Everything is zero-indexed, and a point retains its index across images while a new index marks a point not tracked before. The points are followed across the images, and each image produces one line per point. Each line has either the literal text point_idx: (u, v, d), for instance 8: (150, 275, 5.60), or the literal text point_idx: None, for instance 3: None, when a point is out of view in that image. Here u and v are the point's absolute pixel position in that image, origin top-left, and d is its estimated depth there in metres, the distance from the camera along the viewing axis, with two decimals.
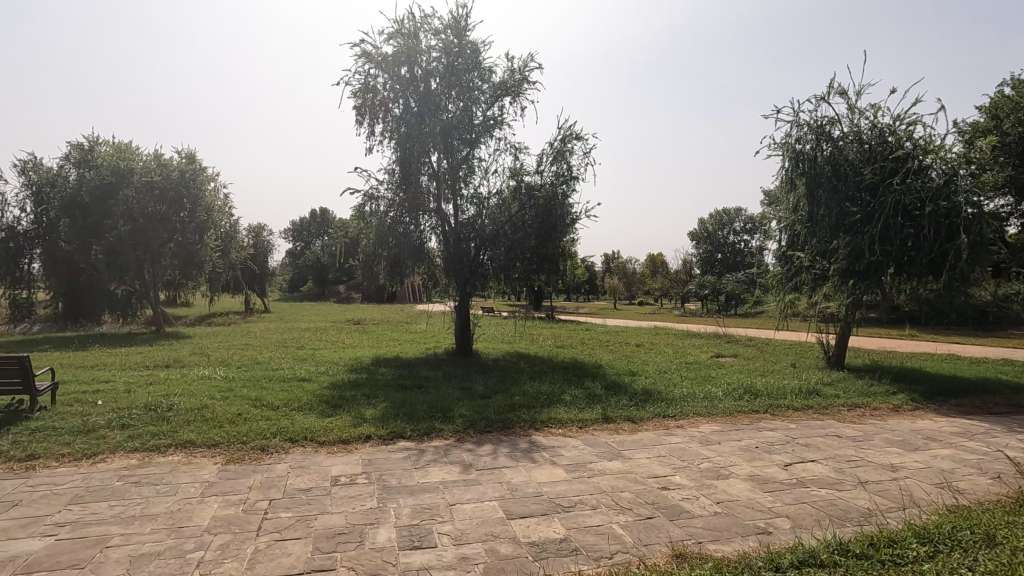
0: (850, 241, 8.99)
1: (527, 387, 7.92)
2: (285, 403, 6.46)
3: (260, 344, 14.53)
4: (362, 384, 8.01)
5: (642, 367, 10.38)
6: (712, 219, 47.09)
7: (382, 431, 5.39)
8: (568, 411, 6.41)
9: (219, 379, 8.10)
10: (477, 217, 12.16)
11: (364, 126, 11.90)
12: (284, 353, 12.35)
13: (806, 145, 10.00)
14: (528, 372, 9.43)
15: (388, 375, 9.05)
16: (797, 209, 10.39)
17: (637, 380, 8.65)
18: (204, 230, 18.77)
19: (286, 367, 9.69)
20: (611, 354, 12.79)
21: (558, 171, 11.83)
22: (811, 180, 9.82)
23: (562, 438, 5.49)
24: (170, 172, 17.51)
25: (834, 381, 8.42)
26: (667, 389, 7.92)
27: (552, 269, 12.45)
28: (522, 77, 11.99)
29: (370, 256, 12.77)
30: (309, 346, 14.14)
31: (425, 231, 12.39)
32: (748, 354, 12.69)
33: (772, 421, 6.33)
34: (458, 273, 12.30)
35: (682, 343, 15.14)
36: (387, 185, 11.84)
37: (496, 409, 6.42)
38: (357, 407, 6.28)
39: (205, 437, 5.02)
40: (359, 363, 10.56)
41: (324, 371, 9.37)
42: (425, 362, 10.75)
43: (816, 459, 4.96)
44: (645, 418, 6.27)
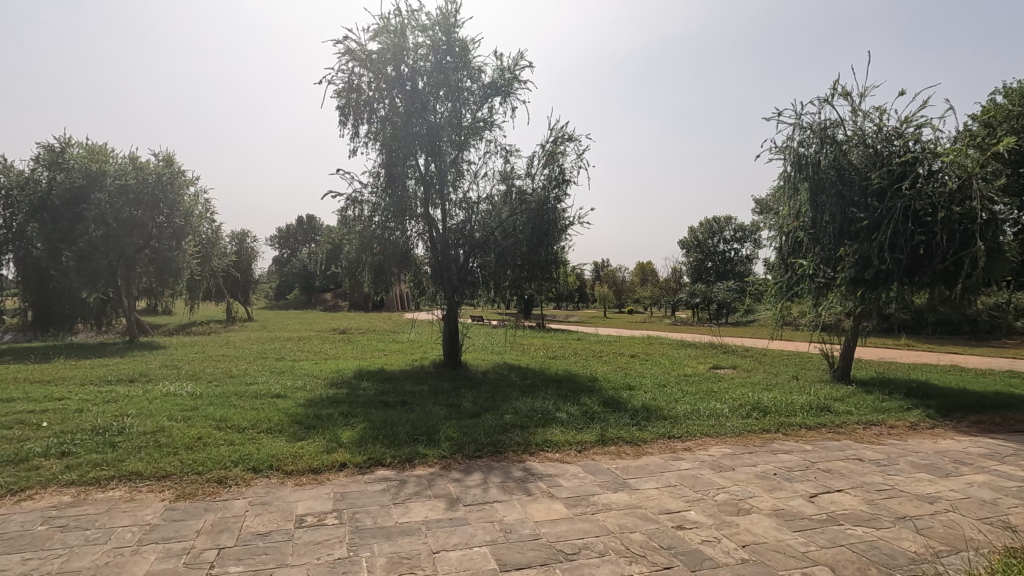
0: (857, 249, 8.58)
1: (519, 404, 7.36)
2: (253, 424, 5.86)
3: (238, 355, 13.83)
4: (341, 401, 7.43)
5: (640, 381, 9.85)
6: (701, 227, 46.95)
7: (359, 457, 4.81)
8: (565, 432, 5.87)
9: (186, 396, 7.44)
10: (466, 222, 11.62)
11: (347, 127, 11.36)
12: (261, 365, 11.70)
13: (808, 148, 9.62)
14: (520, 386, 8.86)
15: (370, 391, 8.46)
16: (799, 215, 10.00)
17: (635, 395, 8.16)
18: (181, 236, 18.02)
19: (261, 381, 9.07)
20: (605, 366, 12.28)
21: (550, 174, 11.33)
22: (814, 185, 9.44)
23: (561, 464, 4.94)
24: (146, 176, 16.74)
25: (844, 396, 7.95)
26: (668, 405, 7.43)
27: (544, 276, 11.94)
28: (512, 76, 11.56)
29: (353, 264, 12.19)
30: (289, 358, 13.47)
31: (412, 237, 11.85)
32: (746, 365, 12.25)
33: (786, 442, 5.84)
34: (446, 281, 11.75)
35: (678, 353, 14.69)
36: (372, 189, 11.28)
37: (486, 430, 5.86)
38: (333, 429, 5.69)
39: (155, 467, 4.41)
40: (341, 377, 9.94)
41: (302, 386, 8.76)
42: (411, 375, 10.17)
43: (844, 488, 4.45)
44: (649, 439, 5.76)
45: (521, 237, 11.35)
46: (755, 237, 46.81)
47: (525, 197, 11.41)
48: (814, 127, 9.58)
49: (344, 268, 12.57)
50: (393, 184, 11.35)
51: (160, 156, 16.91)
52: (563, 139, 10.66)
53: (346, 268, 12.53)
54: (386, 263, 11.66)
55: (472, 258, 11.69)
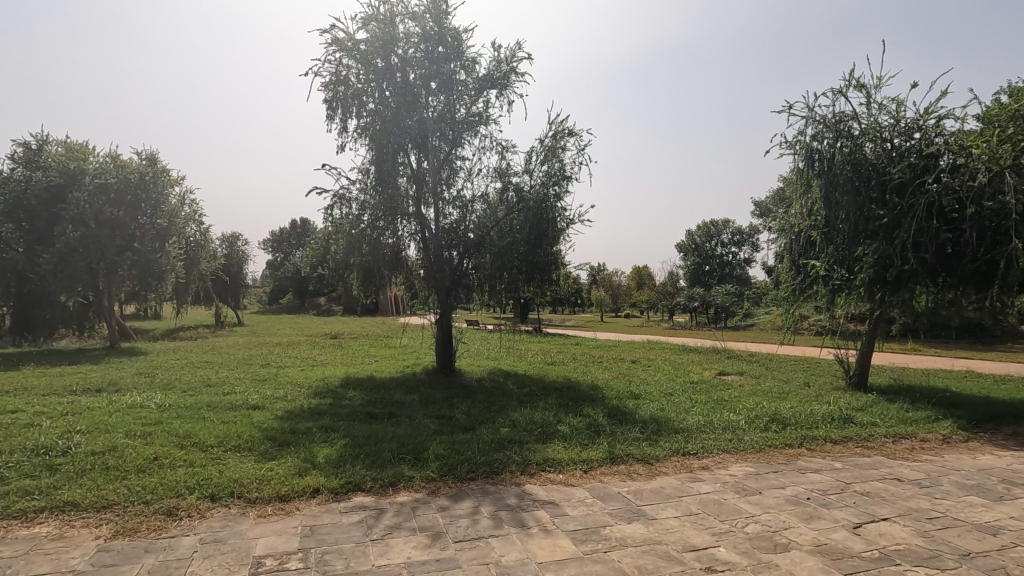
0: (878, 248, 8.05)
1: (517, 415, 6.78)
2: (221, 440, 5.24)
3: (222, 362, 13.17)
4: (324, 412, 6.83)
5: (645, 389, 9.28)
6: (700, 231, 46.59)
7: (335, 480, 4.22)
8: (568, 448, 5.29)
9: (153, 408, 6.82)
10: (461, 222, 11.06)
11: (334, 122, 10.80)
12: (244, 372, 11.05)
13: (821, 143, 9.09)
14: (517, 395, 8.27)
15: (356, 401, 7.86)
16: (813, 213, 9.47)
17: (642, 405, 7.58)
18: (163, 237, 17.39)
19: (240, 391, 8.45)
20: (606, 373, 11.71)
21: (549, 171, 10.76)
22: (827, 181, 8.94)
23: (565, 488, 4.35)
24: (127, 175, 16.12)
25: (866, 406, 7.40)
26: (678, 416, 6.86)
27: (543, 279, 11.36)
28: (508, 68, 11.04)
29: (340, 267, 11.57)
30: (275, 365, 12.83)
31: (404, 238, 11.28)
32: (754, 372, 11.70)
33: (812, 459, 5.27)
34: (439, 284, 11.18)
35: (681, 359, 14.16)
36: (361, 187, 10.69)
37: (480, 446, 5.27)
38: (309, 447, 5.09)
39: (96, 495, 3.80)
40: (326, 385, 9.32)
41: (283, 396, 8.14)
42: (403, 383, 9.57)
43: (890, 517, 3.89)
44: (661, 457, 5.18)
45: (518, 238, 10.79)
46: (752, 240, 46.56)
47: (523, 194, 10.85)
48: (828, 121, 9.07)
49: (331, 270, 11.94)
50: (383, 181, 10.78)
51: (143, 154, 16.31)
52: (563, 134, 10.14)
53: (333, 271, 11.91)
54: (377, 266, 11.07)
55: (467, 259, 11.14)
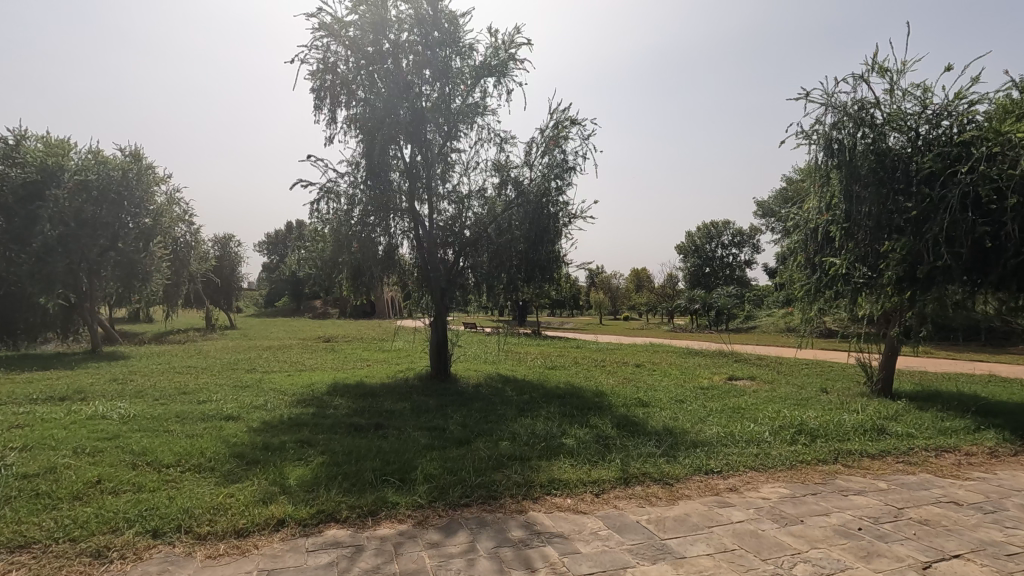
0: (907, 243, 7.47)
1: (517, 426, 6.15)
2: (179, 459, 4.59)
3: (205, 367, 12.50)
4: (304, 424, 6.17)
5: (654, 395, 8.66)
6: (700, 233, 46.11)
7: (305, 509, 3.58)
8: (576, 466, 4.67)
9: (115, 419, 6.17)
10: (457, 218, 10.47)
11: (322, 113, 10.22)
12: (226, 378, 10.39)
13: (840, 132, 8.52)
14: (517, 403, 7.65)
15: (342, 410, 7.21)
16: (832, 207, 8.89)
17: (652, 414, 6.96)
18: (146, 237, 16.68)
19: (217, 399, 7.79)
20: (610, 378, 11.10)
21: (550, 164, 10.17)
22: (848, 173, 8.37)
23: (574, 516, 3.72)
24: (108, 172, 15.46)
25: (898, 414, 6.79)
26: (695, 427, 6.23)
27: (544, 278, 10.74)
28: (506, 56, 10.51)
29: (327, 267, 10.90)
30: (261, 369, 12.16)
31: (396, 235, 10.68)
32: (766, 377, 11.07)
33: (852, 479, 4.65)
34: (433, 284, 10.56)
35: (687, 363, 13.56)
36: (350, 181, 10.09)
37: (477, 464, 4.65)
38: (281, 466, 4.45)
39: (12, 532, 3.16)
40: (312, 392, 8.68)
41: (262, 404, 7.48)
42: (394, 390, 8.92)
43: (962, 554, 3.27)
44: (683, 476, 4.55)
45: (517, 234, 10.15)
46: (753, 241, 46.13)
47: (522, 189, 10.23)
48: (848, 109, 8.51)
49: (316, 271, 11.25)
50: (374, 175, 10.20)
51: (126, 151, 15.67)
52: (565, 124, 9.56)
53: (319, 271, 11.22)
54: (367, 266, 10.44)
55: (463, 257, 10.53)
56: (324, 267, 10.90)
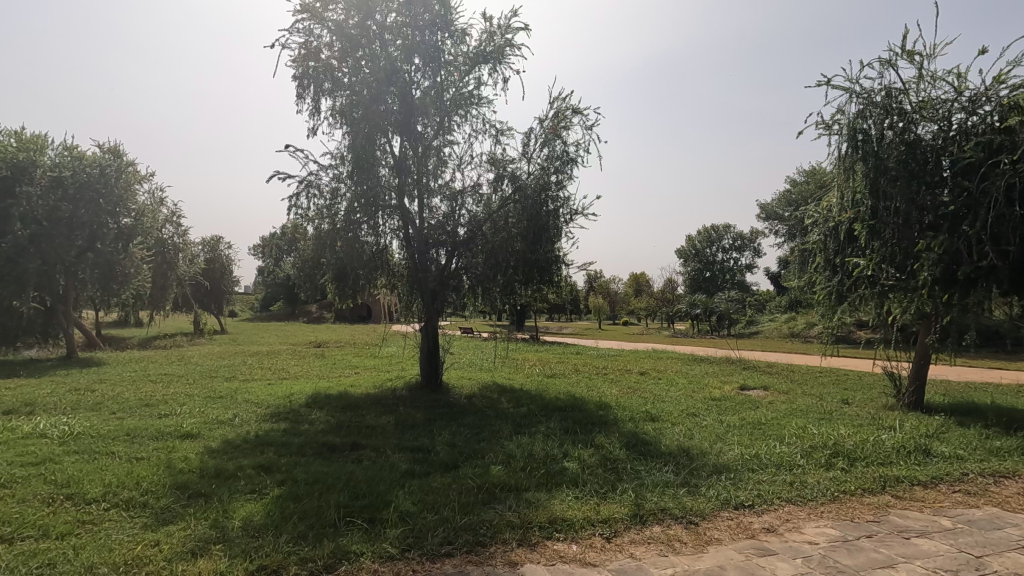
0: (945, 241, 6.82)
1: (513, 447, 5.40)
2: (108, 491, 3.84)
3: (181, 375, 11.71)
4: (271, 444, 5.42)
5: (662, 408, 7.93)
6: (700, 236, 45.59)
7: (244, 565, 2.85)
8: (583, 499, 3.93)
9: (53, 438, 5.40)
10: (449, 215, 9.78)
11: (304, 101, 9.53)
12: (200, 388, 9.60)
13: (865, 122, 7.85)
14: (513, 418, 6.91)
15: (318, 425, 6.45)
16: (856, 204, 8.19)
17: (665, 431, 6.22)
18: (124, 237, 15.92)
19: (181, 412, 7.02)
20: (613, 387, 10.37)
21: (549, 156, 9.47)
22: (875, 165, 7.71)
23: (581, 571, 2.99)
24: (84, 169, 14.71)
25: (939, 430, 6.06)
26: (714, 448, 5.50)
27: (543, 280, 10.00)
28: (502, 42, 9.89)
29: (307, 270, 10.07)
30: (240, 377, 11.38)
31: (385, 234, 9.96)
32: (781, 387, 10.31)
33: (910, 516, 3.92)
34: (423, 287, 9.83)
35: (694, 371, 12.83)
36: (334, 175, 9.39)
37: (465, 496, 3.91)
38: (228, 502, 3.70)
39: None
40: (288, 404, 7.93)
41: (230, 419, 6.72)
42: (378, 402, 8.15)
43: None
44: (709, 513, 3.82)
45: (514, 233, 9.38)
46: (753, 245, 45.58)
47: (520, 184, 9.48)
48: (872, 96, 7.85)
49: (295, 274, 10.42)
50: (360, 169, 9.49)
51: (104, 147, 14.94)
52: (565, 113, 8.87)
53: (298, 274, 10.39)
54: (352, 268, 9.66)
55: (456, 257, 9.81)
56: (304, 269, 10.09)
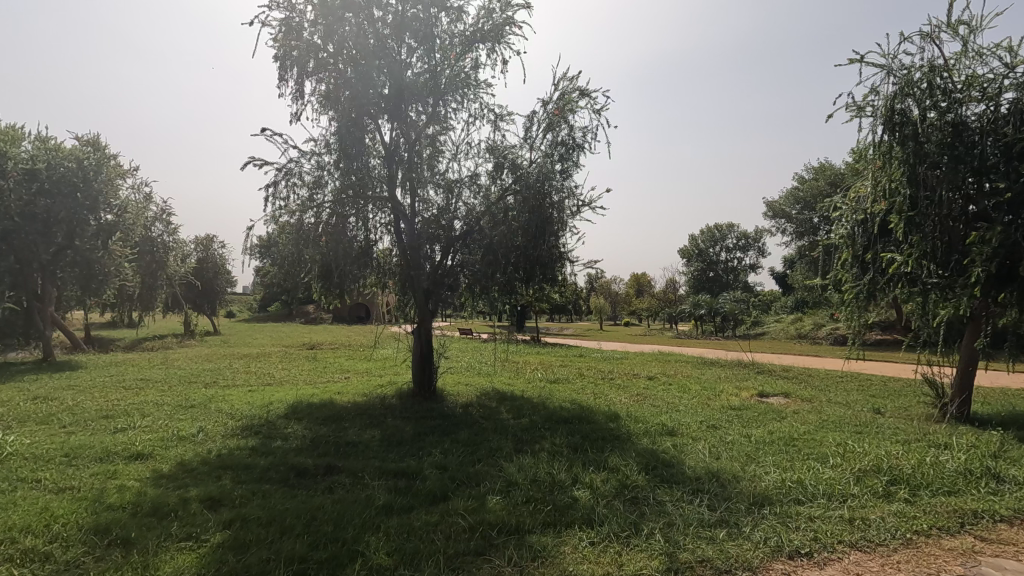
0: (1001, 234, 6.07)
1: (515, 470, 4.64)
2: (7, 537, 3.08)
3: (158, 380, 10.95)
4: (231, 468, 4.65)
5: (680, 419, 7.17)
6: (703, 236, 44.96)
7: None
8: (600, 548, 3.16)
9: None
10: (444, 209, 9.03)
11: (285, 84, 8.78)
12: (173, 395, 8.84)
13: (903, 102, 7.12)
14: (514, 433, 6.15)
15: (292, 443, 5.68)
16: (891, 193, 7.45)
17: (687, 449, 5.47)
18: (104, 234, 15.13)
19: (140, 426, 6.26)
20: (621, 394, 9.60)
21: (553, 143, 8.67)
22: (914, 150, 6.97)
23: None
24: (60, 162, 13.91)
25: (1002, 449, 5.30)
26: (748, 470, 4.73)
27: (547, 279, 9.19)
28: (502, 20, 9.13)
29: (287, 269, 9.25)
30: (221, 383, 10.62)
31: (375, 230, 9.24)
32: (803, 395, 9.53)
33: (1008, 568, 3.14)
34: (416, 286, 9.05)
35: (706, 376, 12.07)
36: (319, 163, 8.64)
37: (454, 545, 3.13)
38: (153, 553, 2.93)
39: None
40: (265, 415, 7.18)
41: (193, 434, 5.95)
42: (365, 413, 7.38)
43: None
44: (759, 565, 3.04)
45: (515, 228, 8.58)
46: (758, 245, 44.89)
47: (521, 173, 8.69)
48: (911, 74, 7.12)
49: (274, 273, 9.58)
50: (347, 157, 8.75)
51: (82, 139, 14.16)
52: (572, 94, 8.05)
53: (276, 272, 9.55)
54: (337, 267, 8.87)
55: (452, 254, 9.04)
56: (284, 268, 9.28)
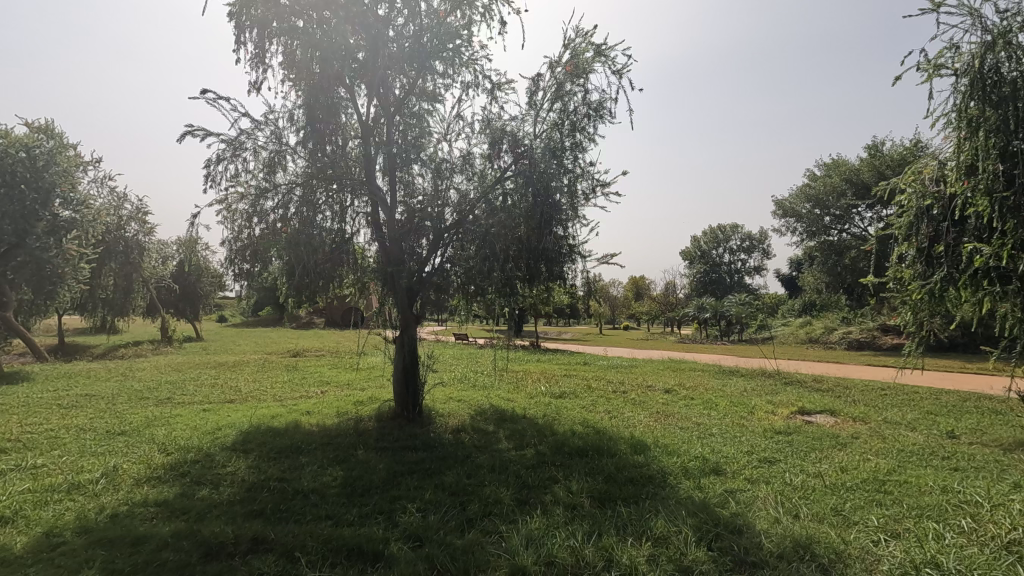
0: None
1: (521, 546, 3.25)
2: None
3: (102, 397, 9.45)
4: (114, 543, 3.26)
5: (722, 450, 5.77)
6: (706, 237, 44.22)
7: None
8: None
9: None
10: (434, 195, 7.65)
11: (243, 46, 7.43)
12: (107, 419, 7.37)
13: (995, 56, 5.82)
14: (518, 475, 4.75)
15: (222, 494, 4.27)
16: (974, 169, 6.13)
17: (752, 502, 4.08)
18: (59, 231, 13.61)
19: (30, 469, 4.80)
20: (640, 412, 8.21)
21: (561, 113, 7.31)
22: (1010, 113, 5.67)
23: None
24: (5, 151, 12.35)
25: None
26: (853, 543, 3.34)
27: (555, 277, 7.75)
28: None
29: (240, 269, 7.60)
30: (175, 401, 9.17)
31: (352, 220, 7.82)
32: (853, 413, 8.13)
33: None
34: (398, 287, 7.61)
35: (730, 388, 10.69)
36: (281, 141, 7.24)
37: None
38: None
39: None
40: (204, 447, 5.75)
41: (94, 479, 4.52)
42: (331, 443, 5.99)
43: None
44: None
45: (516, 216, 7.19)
46: (763, 245, 43.86)
47: (522, 151, 7.32)
48: (1004, 23, 5.84)
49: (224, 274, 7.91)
50: (317, 132, 7.37)
51: (30, 125, 12.62)
52: (584, 53, 6.72)
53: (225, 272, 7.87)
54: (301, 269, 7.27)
55: (442, 249, 7.60)
56: (233, 269, 7.62)
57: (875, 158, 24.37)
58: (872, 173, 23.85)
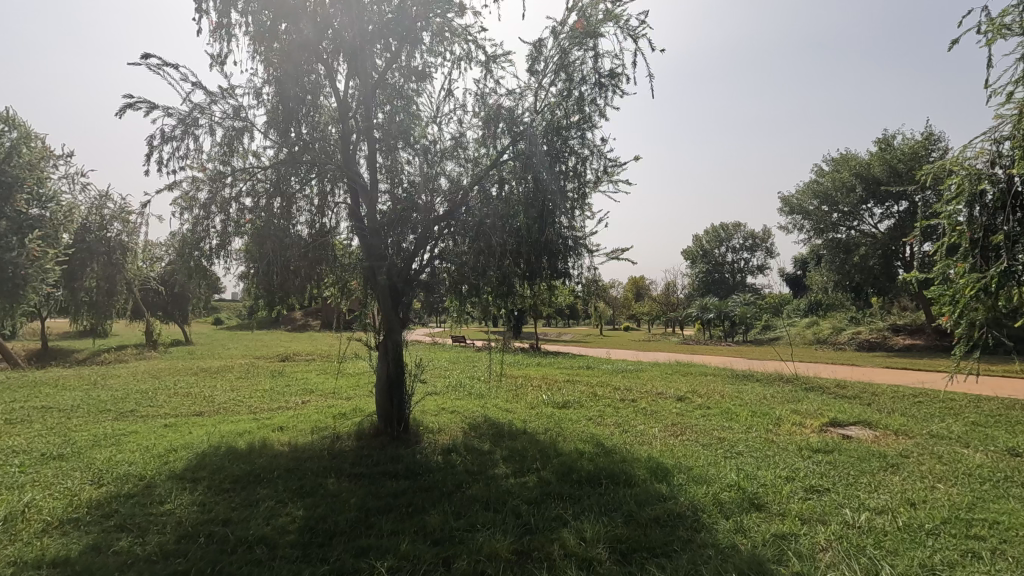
0: None
1: None
2: None
3: (54, 410, 8.51)
4: None
5: (759, 477, 4.88)
6: (708, 236, 43.27)
7: None
8: None
9: None
10: (421, 182, 6.77)
11: (204, 15, 6.51)
12: (48, 438, 6.45)
13: None
14: (515, 514, 3.89)
15: (145, 545, 3.39)
16: None
17: (818, 557, 3.21)
18: (24, 229, 12.66)
19: None
20: (652, 425, 7.33)
21: (565, 87, 6.44)
22: None
23: None
24: None
25: None
26: None
27: (559, 274, 6.85)
28: None
29: (197, 268, 6.63)
30: (136, 414, 8.25)
31: (329, 212, 6.93)
32: (893, 425, 7.27)
33: None
34: (381, 286, 6.70)
35: (749, 396, 9.79)
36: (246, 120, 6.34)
37: None
38: None
39: None
40: (145, 476, 4.85)
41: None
42: (299, 468, 5.11)
43: None
44: None
45: (513, 205, 6.33)
46: (766, 245, 42.89)
47: (521, 130, 6.45)
48: None
49: (181, 274, 6.96)
50: (287, 111, 6.49)
51: None
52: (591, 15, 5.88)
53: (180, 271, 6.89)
54: (264, 268, 6.31)
55: (431, 243, 6.72)
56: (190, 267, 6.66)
57: (886, 152, 23.56)
58: (884, 168, 23.11)
